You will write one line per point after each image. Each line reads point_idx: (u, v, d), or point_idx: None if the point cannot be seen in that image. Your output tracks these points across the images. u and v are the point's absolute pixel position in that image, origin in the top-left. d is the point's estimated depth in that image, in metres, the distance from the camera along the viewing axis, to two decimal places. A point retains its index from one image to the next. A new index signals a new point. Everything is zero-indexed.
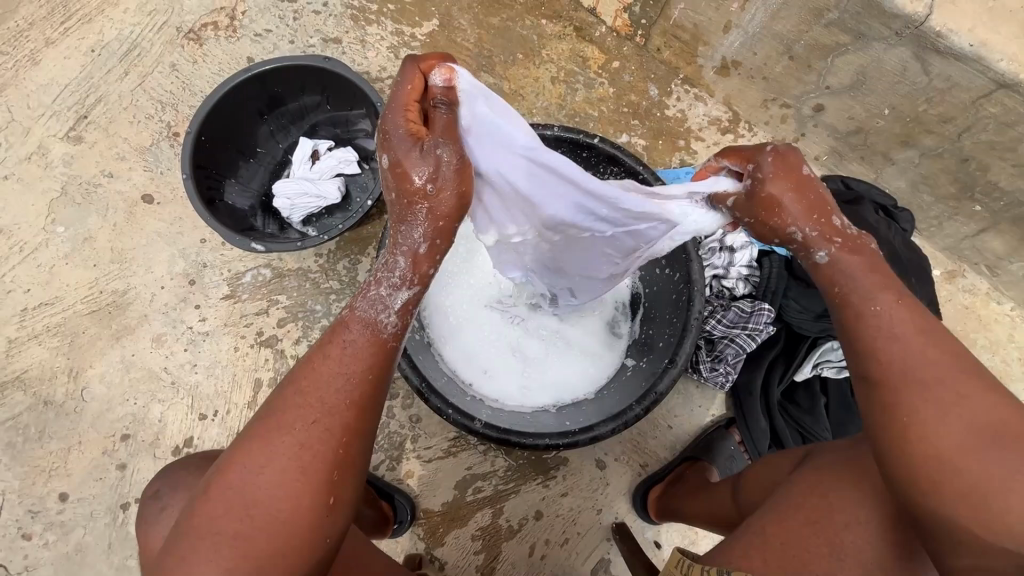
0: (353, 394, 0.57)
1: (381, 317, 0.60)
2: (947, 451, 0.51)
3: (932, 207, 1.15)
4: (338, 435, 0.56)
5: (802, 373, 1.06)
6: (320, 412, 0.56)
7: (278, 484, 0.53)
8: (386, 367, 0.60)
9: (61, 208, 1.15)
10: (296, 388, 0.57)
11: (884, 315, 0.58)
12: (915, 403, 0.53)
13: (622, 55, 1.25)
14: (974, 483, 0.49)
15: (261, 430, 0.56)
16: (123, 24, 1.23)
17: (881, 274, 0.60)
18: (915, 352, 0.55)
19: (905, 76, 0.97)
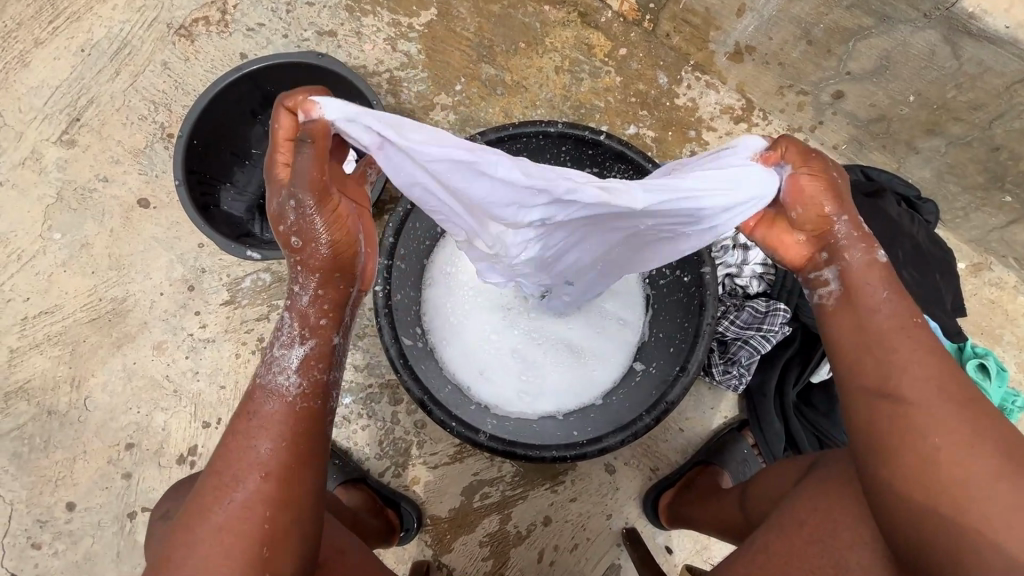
0: (273, 455, 0.57)
1: (284, 379, 0.60)
2: (967, 490, 0.51)
3: (958, 197, 1.09)
4: (263, 507, 0.55)
5: (819, 375, 1.02)
6: (235, 491, 0.55)
7: (206, 570, 0.52)
8: (299, 428, 0.59)
9: (57, 214, 1.13)
10: (211, 474, 0.57)
11: (894, 341, 0.59)
12: (927, 435, 0.54)
13: (629, 41, 1.19)
14: (992, 525, 0.50)
15: (188, 521, 0.55)
16: (112, 22, 1.19)
17: (898, 300, 0.60)
18: (926, 384, 0.56)
19: (933, 61, 0.92)
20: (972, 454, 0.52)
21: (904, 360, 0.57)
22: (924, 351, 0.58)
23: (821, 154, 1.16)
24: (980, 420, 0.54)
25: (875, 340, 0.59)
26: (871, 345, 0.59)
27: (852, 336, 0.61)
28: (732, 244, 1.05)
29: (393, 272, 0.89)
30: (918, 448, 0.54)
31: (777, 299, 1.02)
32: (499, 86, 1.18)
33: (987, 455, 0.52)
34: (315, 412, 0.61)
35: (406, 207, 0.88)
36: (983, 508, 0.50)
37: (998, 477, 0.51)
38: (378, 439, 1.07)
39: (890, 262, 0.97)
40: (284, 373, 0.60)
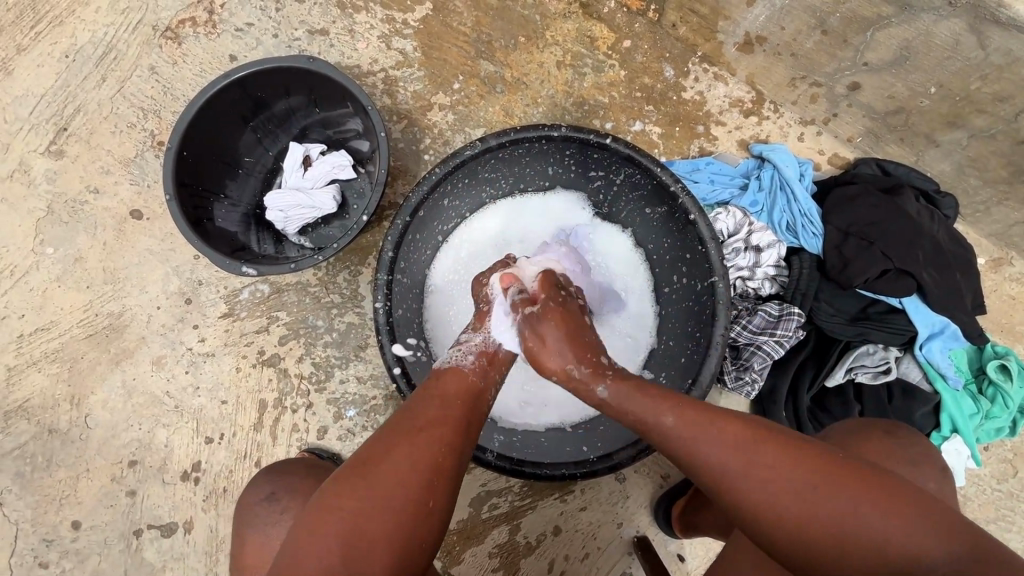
0: (450, 414, 0.64)
1: (461, 361, 0.72)
2: (811, 524, 0.52)
3: (979, 190, 1.04)
4: (440, 449, 0.60)
5: (834, 379, 0.96)
6: (426, 424, 0.61)
7: (394, 474, 0.57)
8: (474, 401, 0.67)
9: (49, 227, 1.10)
10: (407, 406, 0.64)
11: (687, 430, 0.59)
12: (761, 495, 0.54)
13: (634, 33, 1.13)
14: (850, 541, 0.51)
15: (374, 455, 0.58)
16: (96, 25, 1.15)
17: (653, 393, 0.64)
18: (729, 453, 0.56)
19: (958, 51, 0.87)
20: (794, 487, 0.53)
21: (706, 438, 0.58)
22: (708, 419, 0.59)
23: (835, 147, 1.12)
24: (787, 447, 0.56)
25: (676, 419, 0.60)
26: (673, 448, 0.59)
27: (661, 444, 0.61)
28: (743, 246, 1.01)
29: (394, 287, 0.87)
30: (756, 514, 0.54)
31: (791, 302, 0.98)
32: (498, 83, 1.14)
33: (800, 481, 0.53)
34: (484, 392, 0.70)
35: (405, 218, 0.85)
36: (832, 532, 0.51)
37: (825, 495, 0.52)
38: None
39: (909, 265, 0.93)
40: (459, 357, 0.73)
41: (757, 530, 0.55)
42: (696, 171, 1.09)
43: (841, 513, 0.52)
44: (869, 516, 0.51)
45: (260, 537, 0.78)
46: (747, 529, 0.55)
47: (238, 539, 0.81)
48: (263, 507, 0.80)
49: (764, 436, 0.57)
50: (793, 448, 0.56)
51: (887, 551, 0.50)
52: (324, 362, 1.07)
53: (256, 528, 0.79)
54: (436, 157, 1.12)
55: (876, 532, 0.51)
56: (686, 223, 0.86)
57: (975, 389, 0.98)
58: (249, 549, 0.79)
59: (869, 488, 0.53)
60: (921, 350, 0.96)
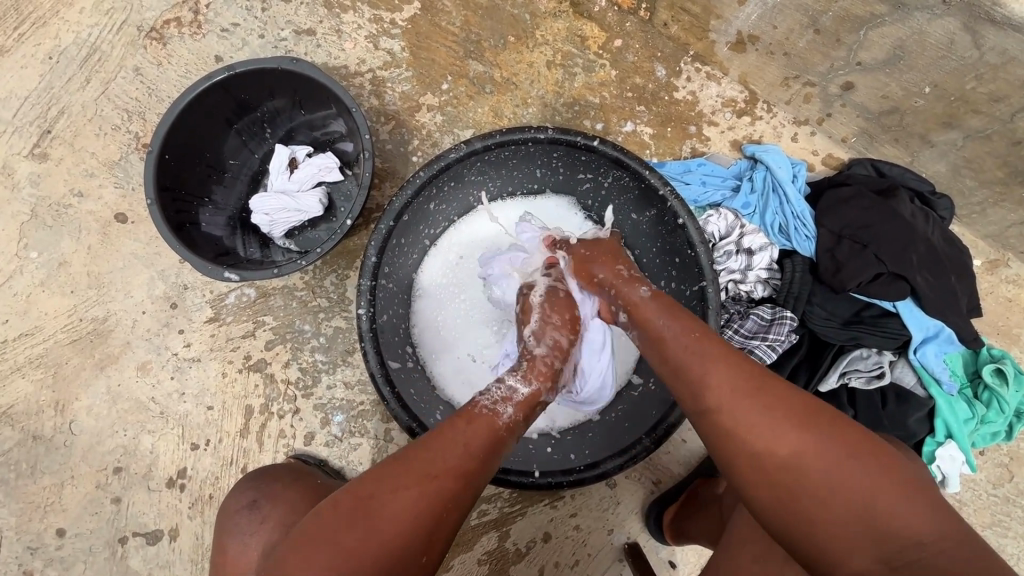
0: (467, 466, 0.61)
1: (501, 408, 0.69)
2: (798, 460, 0.54)
3: (975, 191, 1.03)
4: (445, 504, 0.57)
5: (827, 384, 0.95)
6: (441, 472, 0.59)
7: (396, 516, 0.55)
8: (493, 452, 0.65)
9: (32, 232, 1.09)
10: (428, 444, 0.61)
11: (702, 356, 0.63)
12: (759, 423, 0.56)
13: (625, 32, 1.12)
14: (836, 492, 0.52)
15: (377, 493, 0.57)
16: (80, 26, 1.13)
17: (683, 316, 0.69)
18: (739, 380, 0.59)
19: (952, 50, 0.86)
20: (789, 426, 0.55)
21: (717, 363, 0.62)
22: (727, 352, 0.63)
23: (829, 147, 1.10)
24: (793, 394, 0.58)
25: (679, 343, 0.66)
26: (684, 364, 0.64)
27: (675, 360, 0.65)
28: (735, 249, 1.00)
29: (378, 292, 0.85)
30: (748, 440, 0.56)
31: (783, 306, 0.97)
32: (487, 83, 1.12)
33: (797, 417, 0.56)
34: (505, 445, 0.67)
35: (389, 223, 0.84)
36: (821, 476, 0.53)
37: (811, 433, 0.55)
38: (371, 458, 1.04)
39: (904, 268, 0.92)
40: (498, 404, 0.69)
41: (745, 458, 0.57)
42: (688, 172, 1.07)
43: (834, 460, 0.53)
44: (863, 471, 0.52)
45: (239, 546, 0.77)
46: (744, 458, 0.57)
47: (218, 548, 0.78)
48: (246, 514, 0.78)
49: (776, 381, 0.60)
50: (802, 397, 0.58)
51: (872, 511, 0.51)
52: (310, 367, 1.05)
53: (238, 536, 0.77)
54: (424, 159, 1.11)
55: (867, 485, 0.51)
56: (675, 227, 0.84)
57: (971, 393, 0.97)
58: (227, 558, 0.77)
59: (867, 449, 0.54)
60: (915, 354, 0.95)
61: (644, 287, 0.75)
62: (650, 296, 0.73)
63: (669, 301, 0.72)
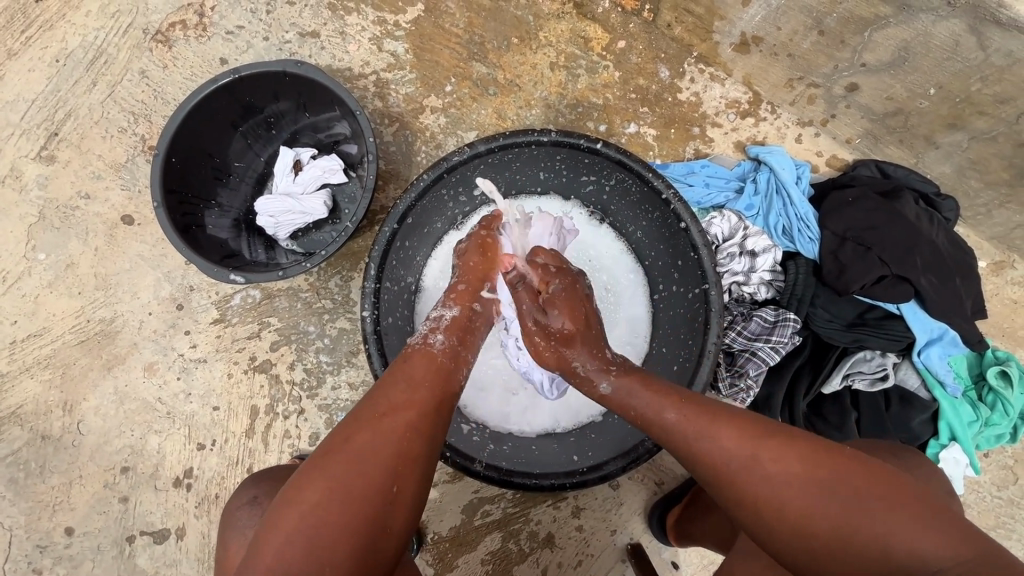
0: (414, 399, 0.61)
1: (432, 338, 0.70)
2: (804, 523, 0.53)
3: (980, 193, 1.02)
4: (404, 431, 0.58)
5: (830, 386, 0.95)
6: (394, 414, 0.59)
7: (354, 459, 0.55)
8: (438, 377, 0.65)
9: (40, 233, 1.10)
10: (374, 392, 0.62)
11: (689, 428, 0.62)
12: (762, 484, 0.56)
13: (628, 33, 1.12)
14: (849, 545, 0.51)
15: (335, 445, 0.56)
16: (86, 29, 1.14)
17: (660, 389, 0.68)
18: (732, 450, 0.58)
19: (957, 51, 0.86)
20: (784, 486, 0.55)
21: (704, 430, 0.61)
22: (711, 416, 0.62)
23: (833, 148, 1.10)
24: (789, 440, 0.57)
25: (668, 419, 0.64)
26: (676, 441, 0.63)
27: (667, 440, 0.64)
28: (738, 251, 0.99)
29: (382, 295, 0.85)
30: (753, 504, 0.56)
31: (787, 308, 0.97)
32: (491, 85, 1.12)
33: (806, 477, 0.55)
34: (453, 372, 0.67)
35: (393, 225, 0.84)
36: (830, 531, 0.52)
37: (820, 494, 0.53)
38: None
39: (908, 270, 0.91)
40: (427, 337, 0.70)
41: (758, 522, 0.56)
42: (691, 174, 1.07)
43: (839, 513, 0.52)
44: (867, 516, 0.51)
45: (237, 539, 0.74)
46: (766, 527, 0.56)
47: (220, 549, 0.77)
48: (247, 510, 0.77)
49: (767, 433, 0.59)
50: (796, 445, 0.57)
51: (886, 548, 0.50)
52: (315, 368, 1.06)
53: (237, 531, 0.75)
54: (428, 160, 1.11)
55: (875, 528, 0.51)
56: (677, 229, 0.84)
57: (975, 396, 0.96)
58: (228, 555, 0.75)
59: (866, 487, 0.53)
60: (919, 356, 0.95)
61: (608, 372, 0.72)
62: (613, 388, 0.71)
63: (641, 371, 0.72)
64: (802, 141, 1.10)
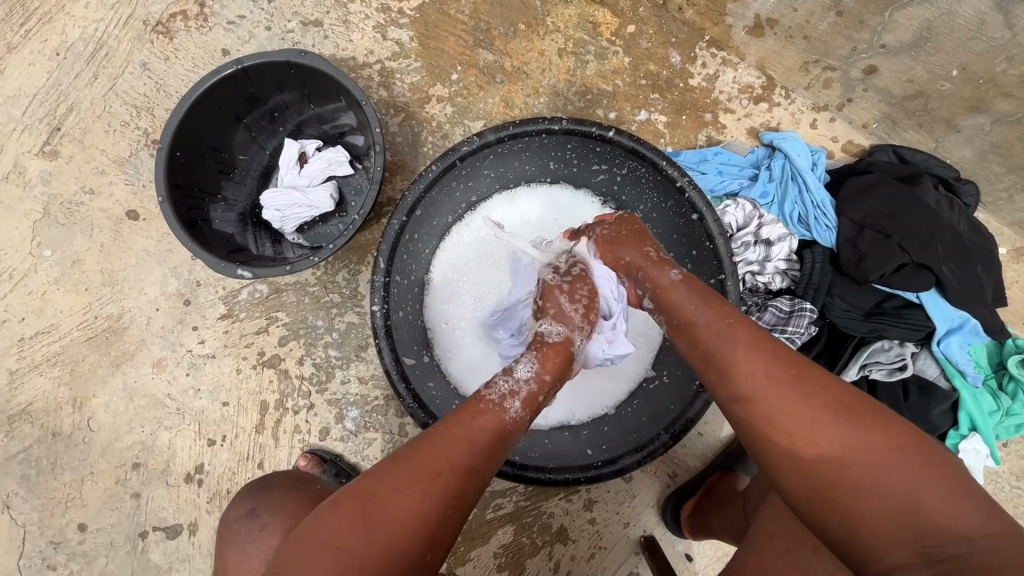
0: (466, 463, 0.59)
1: (510, 404, 0.66)
2: (819, 447, 0.53)
3: (1002, 177, 0.99)
4: (452, 496, 0.56)
5: (847, 376, 0.93)
6: (443, 480, 0.56)
7: (402, 518, 0.53)
8: (496, 445, 0.63)
9: (45, 229, 1.09)
10: (426, 440, 0.59)
11: (741, 343, 0.61)
12: (792, 404, 0.55)
13: (638, 17, 1.09)
14: (873, 484, 0.50)
15: (381, 496, 0.54)
16: (86, 22, 1.12)
17: (717, 302, 0.66)
18: (773, 368, 0.58)
19: (982, 31, 0.85)
20: (822, 410, 0.54)
21: (749, 351, 0.60)
22: (764, 340, 0.61)
23: (850, 133, 1.06)
24: (832, 381, 0.56)
25: (712, 327, 0.64)
26: (717, 349, 0.62)
27: (710, 342, 0.63)
28: (753, 240, 0.98)
29: (391, 289, 0.84)
30: (783, 421, 0.55)
31: (803, 298, 0.95)
32: (498, 73, 1.10)
33: (846, 413, 0.53)
34: (511, 439, 0.65)
35: (402, 218, 0.83)
36: (862, 466, 0.51)
37: (858, 430, 0.52)
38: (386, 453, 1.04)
39: (928, 258, 0.89)
40: (505, 400, 0.66)
41: (779, 446, 0.55)
42: (704, 161, 1.05)
43: (879, 448, 0.51)
44: (902, 467, 0.50)
45: (239, 554, 0.75)
46: (778, 448, 0.55)
47: (218, 558, 0.77)
48: (247, 523, 0.76)
49: (816, 367, 0.58)
50: (840, 385, 0.56)
51: (915, 499, 0.49)
52: (324, 363, 1.05)
53: (238, 543, 0.76)
54: (434, 151, 1.09)
55: (904, 480, 0.50)
56: (692, 219, 0.82)
57: (995, 385, 0.95)
58: (229, 568, 0.75)
59: (902, 432, 0.52)
60: (938, 345, 0.93)
61: (675, 267, 0.72)
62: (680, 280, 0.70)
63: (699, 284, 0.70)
64: (818, 126, 1.07)
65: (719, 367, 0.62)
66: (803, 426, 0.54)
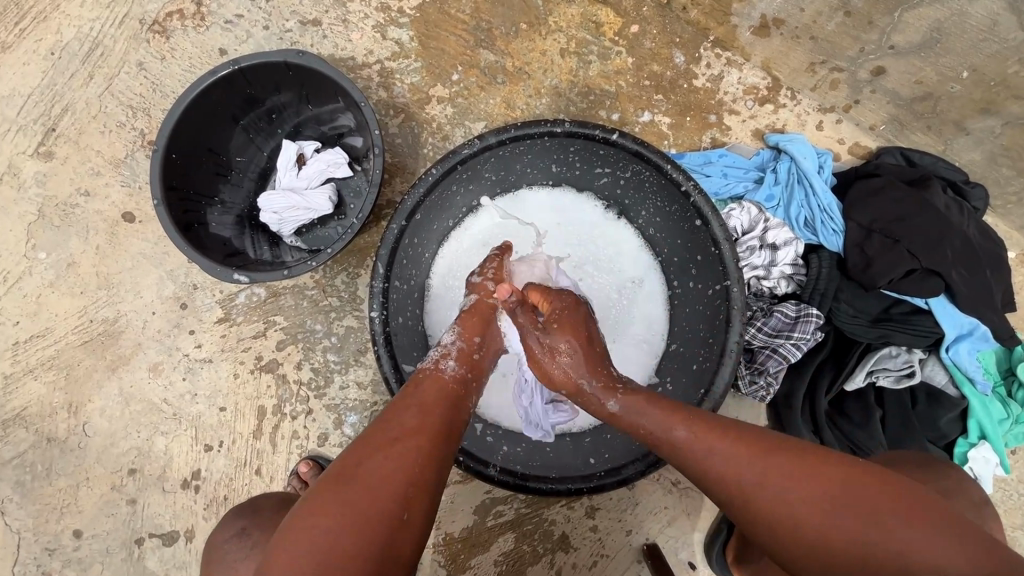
0: (427, 421, 0.60)
1: (442, 363, 0.69)
2: (804, 535, 0.52)
3: (1011, 181, 0.98)
4: (423, 451, 0.56)
5: (854, 383, 0.92)
6: (411, 437, 0.57)
7: (377, 475, 0.53)
8: (451, 401, 0.64)
9: (40, 232, 1.07)
10: (384, 413, 0.60)
11: (699, 446, 0.60)
12: (766, 496, 0.54)
13: (642, 17, 1.07)
14: (861, 559, 0.49)
15: (351, 465, 0.54)
16: (81, 20, 1.11)
17: (665, 405, 0.65)
18: (736, 464, 0.57)
19: (994, 32, 0.84)
20: (794, 496, 0.53)
21: (711, 449, 0.59)
22: (719, 434, 0.60)
23: (856, 135, 1.05)
24: (794, 457, 0.56)
25: (669, 434, 0.63)
26: (684, 461, 0.61)
27: (676, 453, 0.61)
28: (758, 244, 0.96)
29: (390, 294, 0.83)
30: (767, 516, 0.54)
31: (809, 303, 0.93)
32: (499, 74, 1.08)
33: (813, 492, 0.53)
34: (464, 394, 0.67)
35: (401, 222, 0.81)
36: (850, 539, 0.50)
37: (830, 509, 0.51)
38: None
39: (937, 263, 0.88)
40: (438, 362, 0.69)
41: (772, 541, 0.54)
42: (708, 164, 1.03)
43: (856, 522, 0.50)
44: (882, 532, 0.49)
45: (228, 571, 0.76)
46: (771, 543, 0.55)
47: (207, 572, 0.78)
48: (235, 542, 0.77)
49: (776, 447, 0.57)
50: (802, 459, 0.55)
51: (905, 558, 0.47)
52: (323, 368, 1.04)
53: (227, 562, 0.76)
54: (434, 153, 1.08)
55: (888, 543, 0.48)
56: (697, 224, 0.81)
57: (1004, 392, 0.93)
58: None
59: (873, 488, 0.51)
60: (947, 352, 0.91)
61: (615, 390, 0.68)
62: (618, 403, 0.68)
63: (643, 391, 0.68)
64: (825, 127, 1.05)
65: (689, 472, 0.61)
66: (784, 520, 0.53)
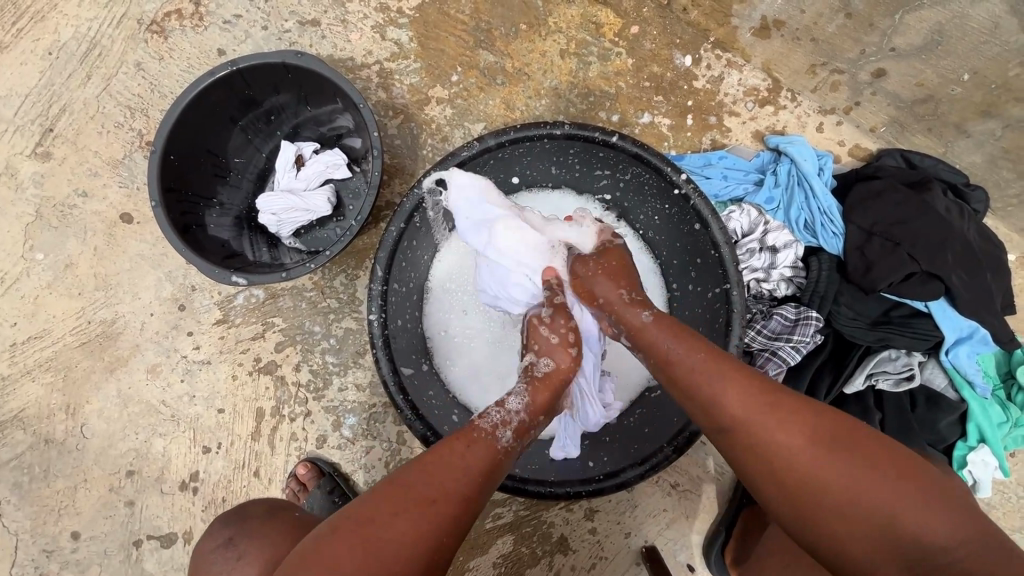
0: (463, 489, 0.58)
1: (501, 430, 0.65)
2: (803, 475, 0.54)
3: (1012, 183, 0.98)
4: (448, 523, 0.55)
5: (853, 386, 0.92)
6: (438, 503, 0.56)
7: (397, 539, 0.53)
8: (493, 470, 0.62)
9: (38, 233, 1.07)
10: (424, 464, 0.59)
11: (713, 374, 0.61)
12: (770, 435, 0.56)
13: (642, 18, 1.07)
14: (855, 507, 0.51)
15: (374, 519, 0.54)
16: (79, 20, 1.10)
17: (690, 336, 0.66)
18: (749, 398, 0.58)
19: (996, 34, 0.84)
20: (800, 436, 0.55)
21: (727, 378, 0.60)
22: (735, 368, 0.61)
23: (856, 137, 1.05)
24: (805, 406, 0.57)
25: (683, 360, 0.64)
26: (694, 382, 0.62)
27: (687, 379, 0.63)
28: (758, 247, 0.96)
29: (389, 297, 0.82)
30: (768, 452, 0.55)
31: (808, 305, 0.93)
32: (499, 75, 1.08)
33: (819, 438, 0.54)
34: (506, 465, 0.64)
35: (399, 225, 0.81)
36: (848, 494, 0.52)
37: (835, 457, 0.53)
38: (384, 461, 1.03)
39: (937, 267, 0.87)
40: (498, 428, 0.65)
41: (765, 473, 0.56)
42: (709, 165, 1.03)
43: (856, 466, 0.52)
44: (885, 485, 0.51)
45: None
46: (762, 475, 0.56)
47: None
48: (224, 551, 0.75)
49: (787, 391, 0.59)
50: (812, 409, 0.57)
51: (891, 520, 0.50)
52: (322, 369, 1.03)
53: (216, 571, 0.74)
54: (434, 154, 1.07)
55: (886, 501, 0.50)
56: (697, 227, 0.81)
57: (1003, 395, 0.93)
58: None
59: (879, 451, 0.53)
60: (947, 354, 0.91)
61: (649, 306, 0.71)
62: (652, 320, 0.69)
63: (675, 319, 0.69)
64: (825, 129, 1.05)
65: (695, 396, 0.62)
66: (783, 458, 0.55)
